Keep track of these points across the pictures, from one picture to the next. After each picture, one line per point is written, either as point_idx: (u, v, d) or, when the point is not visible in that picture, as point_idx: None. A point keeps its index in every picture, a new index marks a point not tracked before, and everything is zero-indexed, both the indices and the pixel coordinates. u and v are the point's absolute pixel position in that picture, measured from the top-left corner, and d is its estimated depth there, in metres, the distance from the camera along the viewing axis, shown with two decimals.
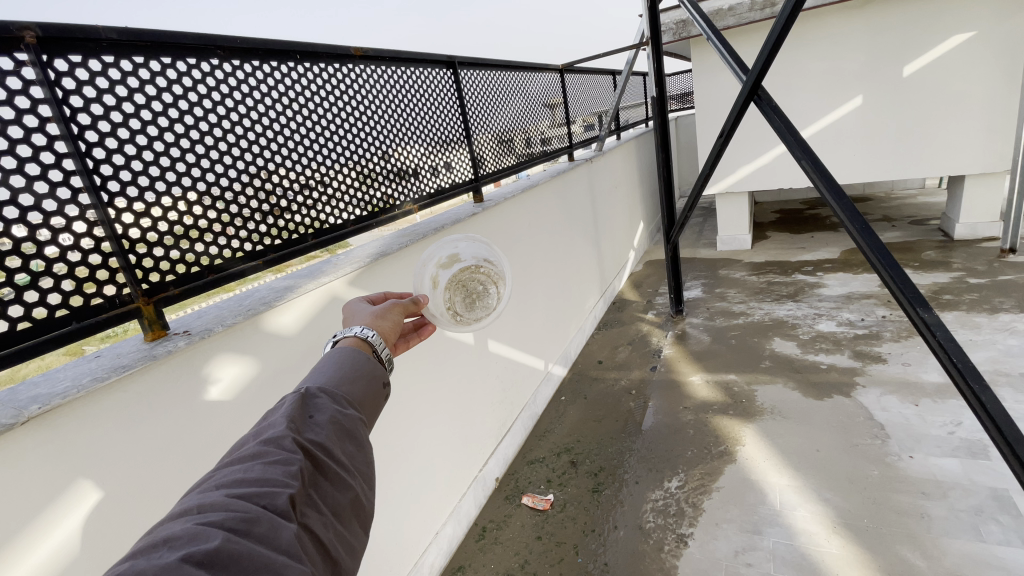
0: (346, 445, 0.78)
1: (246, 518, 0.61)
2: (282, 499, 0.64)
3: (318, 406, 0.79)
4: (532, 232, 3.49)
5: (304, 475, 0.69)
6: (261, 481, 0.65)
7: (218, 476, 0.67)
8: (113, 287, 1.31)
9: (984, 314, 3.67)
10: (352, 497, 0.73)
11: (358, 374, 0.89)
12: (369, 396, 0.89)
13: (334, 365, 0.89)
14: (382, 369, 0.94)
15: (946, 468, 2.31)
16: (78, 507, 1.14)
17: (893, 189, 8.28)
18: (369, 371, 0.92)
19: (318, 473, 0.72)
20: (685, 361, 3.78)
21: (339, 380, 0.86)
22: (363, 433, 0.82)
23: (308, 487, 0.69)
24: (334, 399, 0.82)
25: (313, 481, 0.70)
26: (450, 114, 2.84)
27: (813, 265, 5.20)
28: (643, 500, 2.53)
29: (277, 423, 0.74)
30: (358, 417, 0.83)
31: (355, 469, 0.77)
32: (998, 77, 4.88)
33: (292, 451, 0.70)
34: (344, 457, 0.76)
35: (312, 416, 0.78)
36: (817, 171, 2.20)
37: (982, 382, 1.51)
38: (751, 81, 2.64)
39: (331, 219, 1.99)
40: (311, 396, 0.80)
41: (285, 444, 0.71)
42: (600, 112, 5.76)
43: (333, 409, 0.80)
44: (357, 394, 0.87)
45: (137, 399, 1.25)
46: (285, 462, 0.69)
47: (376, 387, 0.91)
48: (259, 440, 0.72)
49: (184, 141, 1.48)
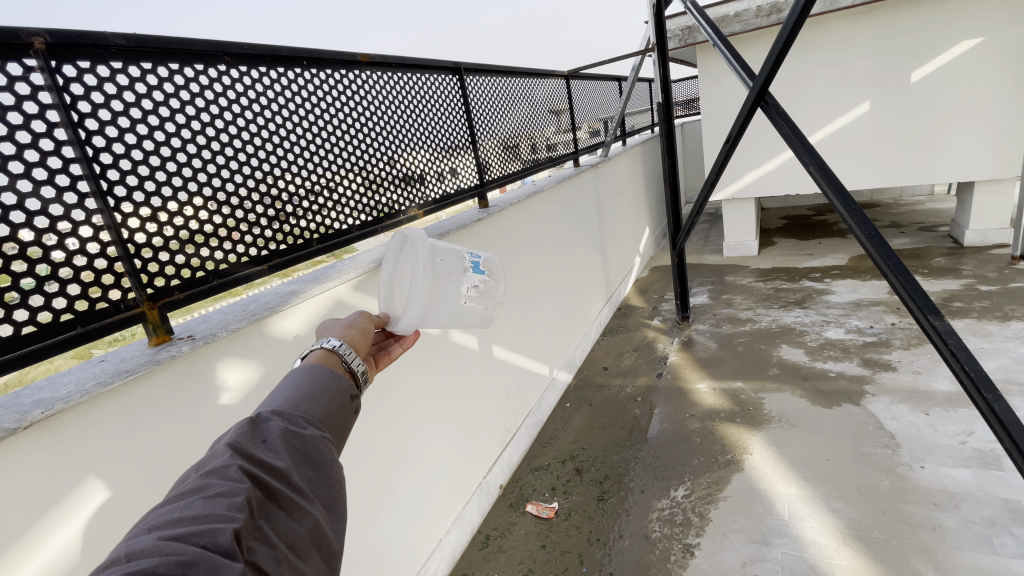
0: (304, 470, 0.72)
1: (182, 562, 0.54)
2: (225, 535, 0.58)
3: (270, 428, 0.74)
4: (537, 237, 3.48)
5: (252, 505, 0.63)
6: (200, 518, 0.60)
7: (152, 518, 0.61)
8: (118, 291, 1.31)
9: (996, 322, 3.62)
10: (311, 526, 0.68)
11: (317, 392, 0.84)
12: (332, 412, 0.84)
13: (289, 387, 0.84)
14: (347, 382, 0.90)
15: (958, 479, 2.26)
16: (80, 515, 1.13)
17: (901, 195, 8.22)
18: (330, 388, 0.86)
19: (270, 502, 0.66)
20: (691, 368, 3.75)
21: (296, 401, 0.82)
22: (327, 453, 0.76)
23: (256, 518, 0.63)
24: (290, 419, 0.77)
25: (264, 512, 0.65)
26: (455, 120, 2.84)
27: (820, 272, 5.16)
28: (649, 509, 2.50)
29: (221, 453, 0.69)
30: (320, 435, 0.77)
31: (314, 495, 0.72)
32: (1009, 82, 4.83)
33: (236, 480, 0.65)
34: (301, 483, 0.71)
35: (265, 439, 0.72)
36: (825, 177, 2.17)
37: (996, 391, 1.48)
38: (757, 87, 2.62)
39: (336, 224, 1.99)
40: (262, 420, 0.75)
41: (229, 474, 0.66)
42: (606, 118, 5.76)
43: (288, 429, 0.74)
44: (317, 413, 0.82)
45: (141, 404, 1.25)
46: (229, 494, 0.63)
47: (341, 402, 0.86)
48: (203, 472, 0.66)
49: (190, 146, 1.48)
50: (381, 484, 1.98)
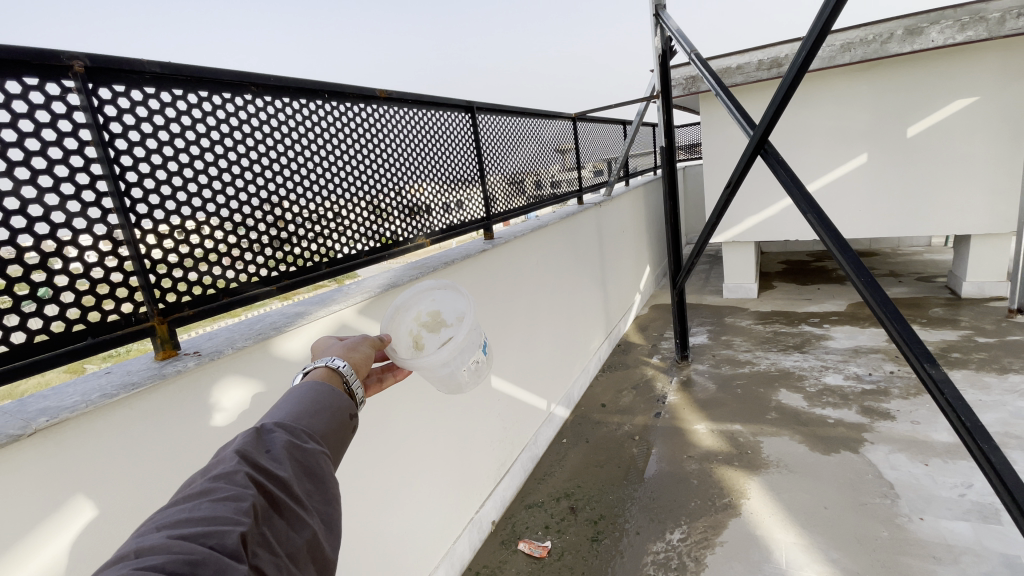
0: (304, 482, 0.74)
1: (190, 561, 0.56)
2: (232, 538, 0.60)
3: (274, 439, 0.75)
4: (539, 271, 3.53)
5: (258, 511, 0.65)
6: (208, 519, 0.61)
7: (160, 518, 0.62)
8: (130, 305, 1.35)
9: (994, 374, 3.62)
10: (309, 538, 0.69)
11: (319, 408, 0.86)
12: (332, 429, 0.86)
13: (292, 402, 0.86)
14: (348, 401, 0.92)
15: (958, 532, 2.22)
16: (72, 526, 1.13)
17: (900, 245, 8.35)
18: (331, 405, 0.88)
19: (273, 510, 0.67)
20: (690, 408, 3.73)
21: (299, 416, 0.83)
22: (326, 468, 0.78)
23: (261, 524, 0.64)
24: (293, 432, 0.78)
25: (268, 519, 0.66)
26: (465, 155, 2.95)
27: (819, 317, 5.19)
28: (644, 552, 2.44)
29: (228, 458, 0.70)
30: (321, 450, 0.79)
31: (313, 507, 0.73)
32: (1003, 141, 4.97)
33: (243, 486, 0.66)
34: (302, 495, 0.72)
35: (270, 449, 0.74)
36: (822, 224, 2.23)
37: (992, 441, 1.48)
38: (757, 136, 2.72)
39: (345, 250, 2.04)
40: (266, 431, 0.76)
41: (236, 479, 0.67)
42: (611, 159, 5.92)
43: (292, 441, 0.76)
44: (318, 428, 0.83)
45: (143, 417, 1.26)
46: (235, 498, 0.64)
47: (340, 420, 0.88)
48: (210, 475, 0.68)
49: (212, 168, 1.55)
50: (373, 512, 1.95)
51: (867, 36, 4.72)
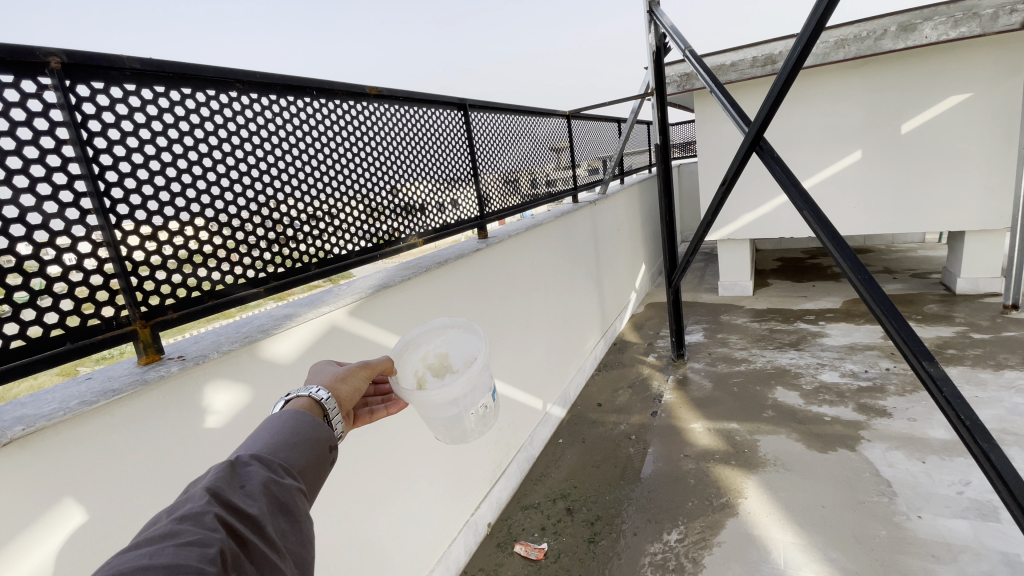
0: (278, 520, 0.71)
1: None
2: None
3: (248, 474, 0.73)
4: (534, 270, 3.50)
5: (226, 557, 0.62)
6: (171, 566, 0.57)
7: (117, 563, 0.58)
8: (112, 308, 1.30)
9: (989, 370, 3.62)
10: None
11: (297, 441, 0.84)
12: (310, 463, 0.83)
13: (270, 433, 0.83)
14: (327, 432, 0.89)
15: (957, 531, 2.20)
16: (51, 540, 1.09)
17: (894, 242, 8.36)
18: (310, 437, 0.85)
19: (243, 555, 0.64)
20: (686, 407, 3.71)
21: (276, 448, 0.81)
22: (301, 505, 0.75)
23: (230, 570, 0.61)
24: (269, 467, 0.76)
25: (237, 564, 0.63)
26: (458, 154, 2.91)
27: (815, 314, 5.18)
28: (641, 554, 2.42)
29: (198, 496, 0.67)
30: (297, 487, 0.76)
31: (285, 549, 0.70)
32: (996, 137, 4.98)
33: (211, 529, 0.63)
34: (275, 535, 0.69)
35: (244, 485, 0.71)
36: (818, 221, 2.20)
37: (992, 441, 1.45)
38: (752, 132, 2.68)
39: (335, 250, 2.00)
40: (241, 465, 0.74)
41: (205, 521, 0.64)
42: (606, 157, 5.89)
43: (267, 476, 0.73)
44: (296, 462, 0.81)
45: (125, 424, 1.21)
46: (202, 543, 0.61)
47: (319, 453, 0.85)
48: (175, 516, 0.65)
49: (196, 167, 1.50)
50: (366, 515, 1.91)
51: (861, 32, 4.71)
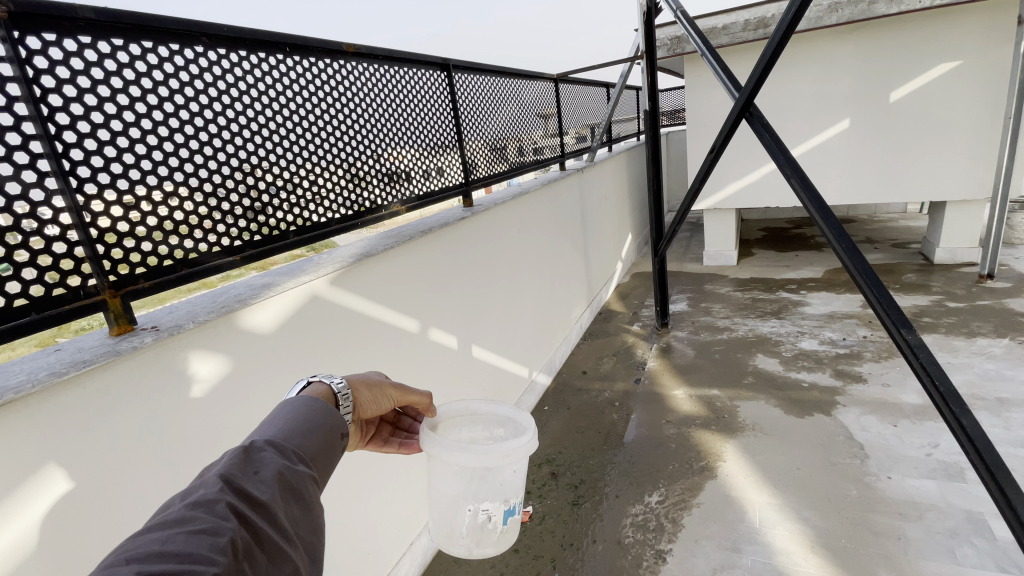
0: (290, 507, 0.71)
1: None
2: None
3: (263, 460, 0.73)
4: (520, 238, 3.46)
5: (237, 547, 0.61)
6: (180, 556, 0.58)
7: (129, 548, 0.58)
8: (78, 277, 1.24)
9: (962, 338, 3.72)
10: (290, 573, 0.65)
11: (311, 426, 0.83)
12: (323, 448, 0.83)
13: (285, 418, 0.83)
14: (341, 419, 0.89)
15: (924, 490, 2.29)
16: (36, 505, 1.07)
17: (876, 212, 8.45)
18: (325, 424, 0.85)
19: (255, 544, 0.64)
20: (669, 374, 3.78)
21: (290, 434, 0.80)
22: (314, 493, 0.75)
23: (241, 561, 0.61)
24: (283, 453, 0.76)
25: (249, 554, 0.63)
26: (442, 118, 2.81)
27: (797, 283, 5.25)
28: (623, 515, 2.50)
29: (212, 483, 0.67)
30: (311, 474, 0.76)
31: (297, 537, 0.70)
32: (982, 107, 4.99)
33: (223, 518, 0.63)
34: (287, 522, 0.69)
35: (258, 471, 0.71)
36: (805, 189, 2.19)
37: (964, 406, 1.49)
38: (743, 98, 2.62)
39: (314, 217, 1.93)
40: (255, 450, 0.74)
41: (216, 510, 0.64)
42: (594, 124, 5.80)
43: (281, 463, 0.73)
44: (310, 448, 0.80)
45: (100, 395, 1.17)
46: (212, 532, 0.61)
47: (332, 440, 0.85)
48: (187, 502, 0.64)
49: (162, 128, 1.42)
50: (351, 482, 1.93)
51: None
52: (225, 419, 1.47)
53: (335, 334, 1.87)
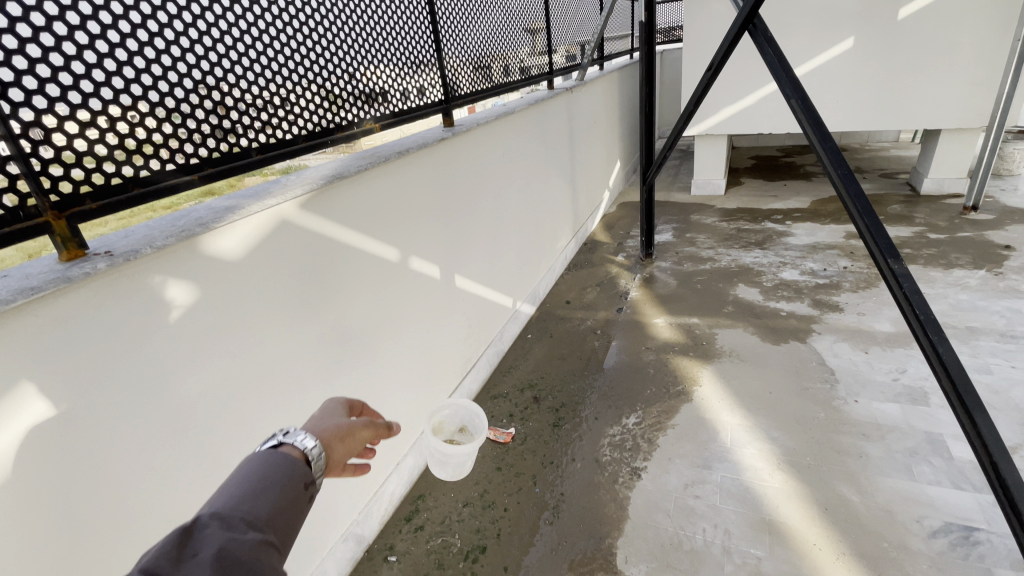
0: None
1: None
2: None
3: (203, 540, 0.67)
4: (505, 163, 3.30)
5: None
6: None
7: None
8: (13, 197, 1.11)
9: (939, 269, 3.78)
10: None
11: (269, 486, 0.77)
12: (283, 508, 0.77)
13: (247, 478, 0.77)
14: (303, 469, 0.82)
15: (887, 412, 2.41)
16: (15, 424, 1.06)
17: (868, 140, 8.29)
18: (285, 482, 0.79)
19: None
20: (650, 303, 3.81)
21: (242, 498, 0.74)
22: (268, 562, 0.69)
23: None
24: (229, 525, 0.70)
25: None
26: (421, 23, 2.52)
27: (783, 213, 5.21)
28: (601, 435, 2.60)
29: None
30: (263, 544, 0.70)
31: None
32: (991, 28, 4.75)
33: None
34: None
35: (196, 553, 0.66)
36: (806, 111, 2.07)
37: (941, 334, 1.51)
38: (748, 7, 2.40)
39: (280, 132, 1.75)
40: (197, 528, 0.69)
41: None
42: (584, 39, 5.39)
43: (221, 541, 0.67)
44: (264, 512, 0.74)
45: (55, 323, 1.10)
46: None
47: (291, 496, 0.79)
48: None
49: (96, 23, 1.20)
50: None
51: None
52: (197, 348, 1.42)
53: (309, 260, 1.78)
